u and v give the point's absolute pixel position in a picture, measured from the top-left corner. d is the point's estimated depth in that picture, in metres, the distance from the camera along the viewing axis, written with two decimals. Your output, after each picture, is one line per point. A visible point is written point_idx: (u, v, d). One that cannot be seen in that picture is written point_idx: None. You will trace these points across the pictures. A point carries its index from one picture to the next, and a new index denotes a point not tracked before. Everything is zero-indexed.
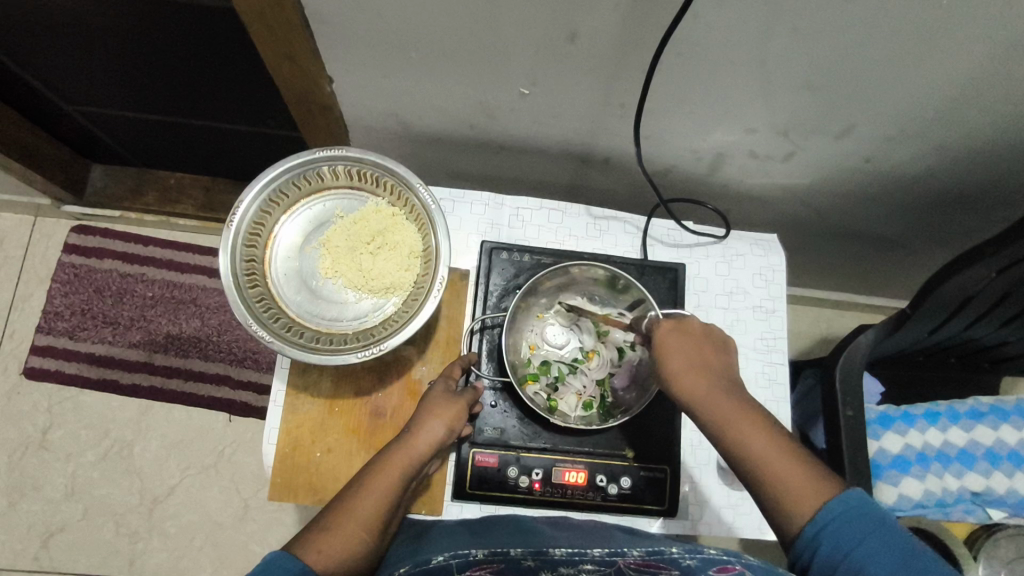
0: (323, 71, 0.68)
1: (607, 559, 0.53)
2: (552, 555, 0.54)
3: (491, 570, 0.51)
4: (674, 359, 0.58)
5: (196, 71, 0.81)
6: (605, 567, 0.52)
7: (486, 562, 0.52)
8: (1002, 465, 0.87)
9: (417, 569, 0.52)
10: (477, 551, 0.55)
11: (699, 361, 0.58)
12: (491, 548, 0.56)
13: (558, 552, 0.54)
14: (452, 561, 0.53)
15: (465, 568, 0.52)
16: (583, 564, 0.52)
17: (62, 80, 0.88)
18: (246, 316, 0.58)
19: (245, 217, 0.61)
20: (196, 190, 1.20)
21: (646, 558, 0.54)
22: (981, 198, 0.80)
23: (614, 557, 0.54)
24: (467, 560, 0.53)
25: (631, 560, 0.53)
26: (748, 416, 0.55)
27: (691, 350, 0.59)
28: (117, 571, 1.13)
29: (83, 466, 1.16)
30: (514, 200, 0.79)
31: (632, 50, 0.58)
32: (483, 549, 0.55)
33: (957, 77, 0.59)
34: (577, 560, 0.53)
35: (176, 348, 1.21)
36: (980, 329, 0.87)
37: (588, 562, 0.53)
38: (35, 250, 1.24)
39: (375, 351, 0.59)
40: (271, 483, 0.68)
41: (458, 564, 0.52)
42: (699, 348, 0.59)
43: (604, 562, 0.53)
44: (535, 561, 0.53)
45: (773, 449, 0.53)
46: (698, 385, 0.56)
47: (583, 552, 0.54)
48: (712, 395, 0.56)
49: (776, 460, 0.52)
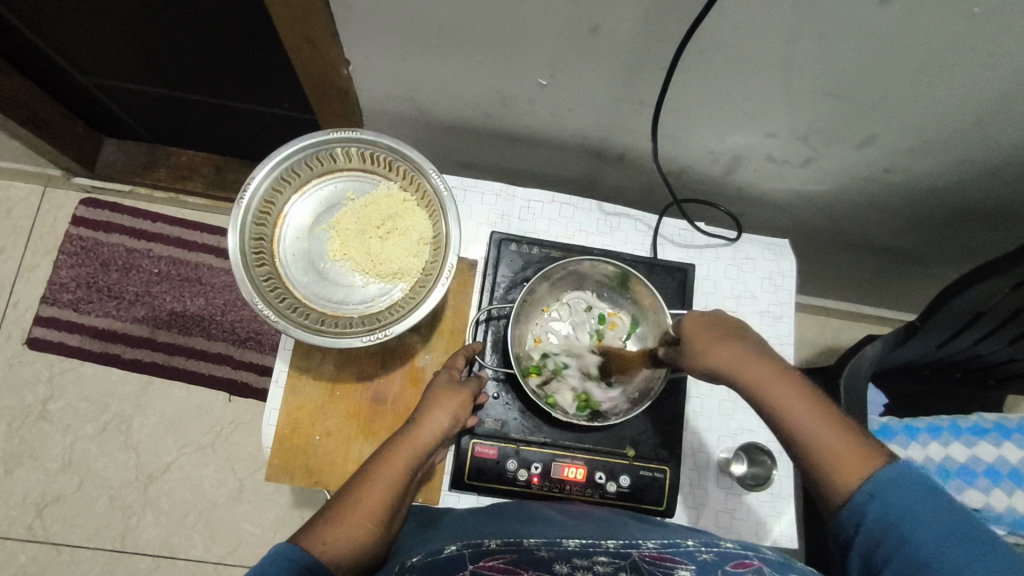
0: (341, 54, 0.67)
1: (620, 551, 0.53)
2: (565, 546, 0.53)
3: (504, 560, 0.50)
4: (701, 339, 0.58)
5: (213, 47, 0.80)
6: (619, 560, 0.51)
7: (498, 552, 0.52)
8: (1002, 482, 0.86)
9: (429, 560, 0.51)
10: (489, 541, 0.54)
11: (728, 337, 0.58)
12: (504, 538, 0.55)
13: (571, 543, 0.53)
14: (465, 550, 0.52)
15: (477, 557, 0.51)
16: (596, 556, 0.52)
17: (79, 51, 0.88)
18: (253, 295, 0.58)
19: (256, 194, 0.61)
20: (208, 169, 1.20)
21: (660, 550, 0.53)
22: (998, 213, 0.80)
23: (629, 548, 0.53)
24: (479, 550, 0.52)
25: (645, 552, 0.53)
26: (786, 389, 0.54)
27: (715, 328, 0.58)
28: (110, 544, 1.13)
29: (81, 438, 1.16)
30: (526, 193, 0.78)
31: (653, 47, 0.57)
32: (495, 539, 0.55)
33: (983, 91, 0.58)
34: (590, 551, 0.53)
35: (179, 325, 1.21)
36: (988, 346, 0.86)
37: (601, 554, 0.52)
38: (44, 220, 1.24)
39: (381, 336, 0.59)
40: (269, 464, 0.68)
41: (470, 555, 0.51)
42: (724, 327, 0.59)
43: (618, 555, 0.52)
44: (548, 551, 0.52)
45: (820, 424, 0.52)
46: (729, 360, 0.56)
47: (597, 544, 0.54)
48: (747, 369, 0.55)
49: (822, 437, 0.51)
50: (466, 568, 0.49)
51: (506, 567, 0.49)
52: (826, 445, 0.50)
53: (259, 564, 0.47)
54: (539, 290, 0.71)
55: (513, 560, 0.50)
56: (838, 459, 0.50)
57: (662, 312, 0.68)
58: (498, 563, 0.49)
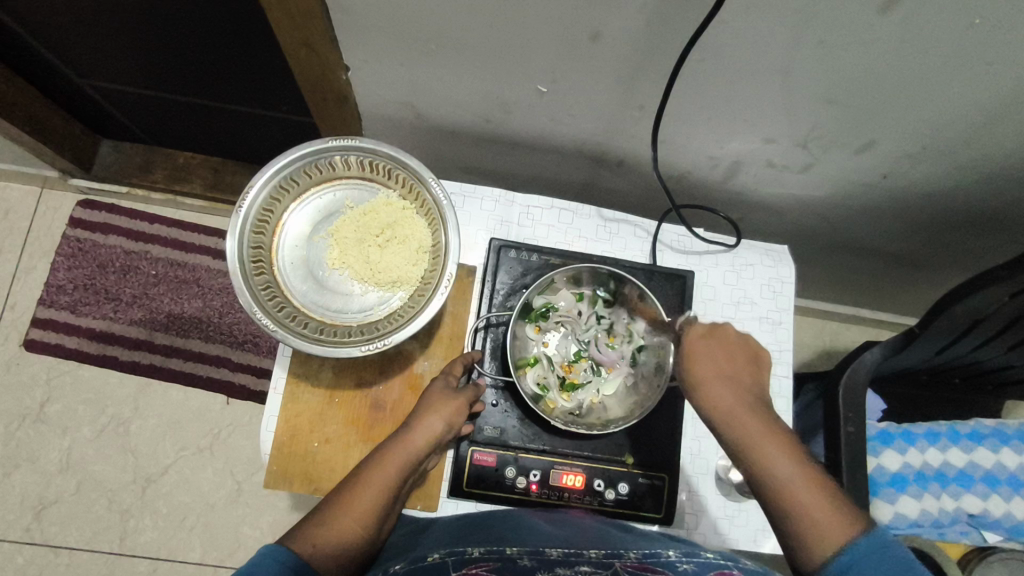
0: (340, 59, 0.67)
1: (603, 561, 0.52)
2: (549, 555, 0.53)
3: (486, 569, 0.50)
4: (705, 366, 0.58)
5: (211, 51, 0.80)
6: (602, 569, 0.50)
7: (481, 561, 0.51)
8: (1000, 488, 0.87)
9: (412, 566, 0.51)
10: (473, 548, 0.54)
11: (729, 372, 0.58)
12: (487, 546, 0.55)
13: (554, 552, 0.53)
14: (448, 558, 0.52)
15: (460, 566, 0.50)
16: (579, 566, 0.51)
17: (76, 53, 0.88)
18: (251, 305, 0.58)
19: (254, 203, 0.61)
20: (205, 170, 1.19)
21: (643, 561, 0.53)
22: (996, 219, 0.80)
23: (611, 558, 0.53)
24: (463, 559, 0.52)
25: (627, 562, 0.52)
26: (777, 437, 0.55)
27: (720, 365, 0.58)
28: (107, 547, 1.13)
29: (78, 441, 1.16)
30: (525, 198, 0.78)
31: (655, 54, 0.57)
32: (479, 546, 0.54)
33: (982, 100, 0.58)
34: (573, 560, 0.52)
35: (177, 327, 1.21)
36: (987, 351, 0.86)
37: (584, 564, 0.51)
38: (41, 222, 1.23)
39: (380, 345, 0.59)
40: (267, 471, 0.68)
41: (454, 563, 0.51)
42: (727, 364, 0.59)
43: (601, 564, 0.51)
44: (531, 560, 0.51)
45: (798, 475, 0.53)
46: (725, 398, 0.56)
47: (580, 553, 0.53)
48: (739, 409, 0.56)
49: (803, 489, 0.52)
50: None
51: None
52: (804, 496, 0.52)
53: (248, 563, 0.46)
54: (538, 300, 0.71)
55: (495, 569, 0.50)
56: (814, 503, 0.52)
57: (661, 321, 0.68)
58: (480, 572, 0.49)
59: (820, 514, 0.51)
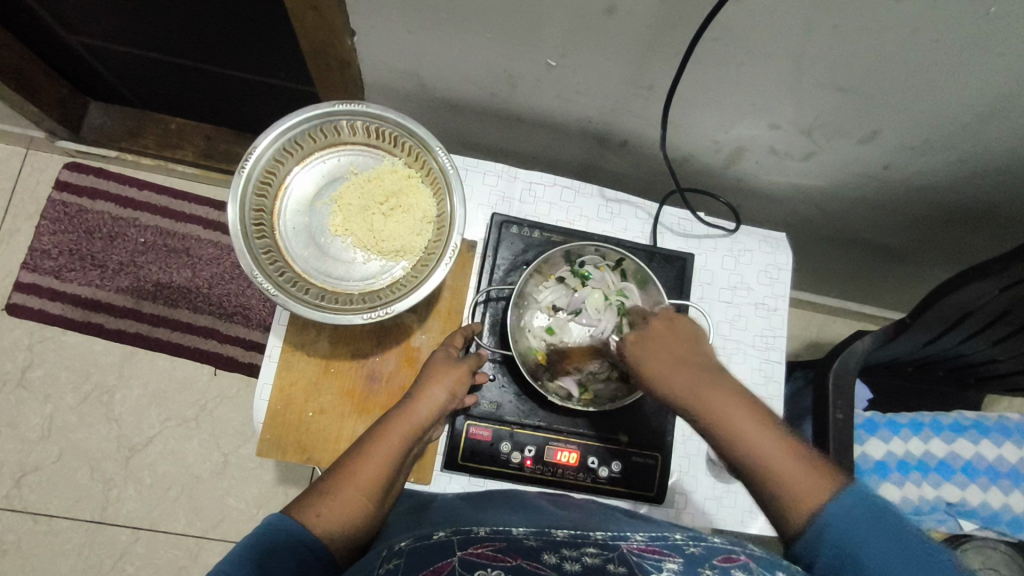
0: (346, 24, 0.65)
1: (608, 544, 0.50)
2: (554, 536, 0.51)
3: (492, 547, 0.47)
4: (657, 354, 0.59)
5: (210, 12, 0.78)
6: (608, 551, 0.48)
7: (487, 539, 0.49)
8: (978, 478, 0.89)
9: (417, 544, 0.49)
10: (478, 529, 0.52)
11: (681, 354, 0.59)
12: (491, 527, 0.53)
13: (560, 534, 0.52)
14: (453, 537, 0.50)
15: (465, 544, 0.48)
16: (585, 547, 0.49)
17: (68, 8, 0.85)
18: (252, 267, 0.57)
19: (257, 164, 0.60)
20: (198, 137, 1.16)
21: (649, 544, 0.51)
22: (989, 214, 0.81)
23: (618, 542, 0.51)
24: (468, 537, 0.50)
25: (633, 545, 0.50)
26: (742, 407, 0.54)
27: (670, 345, 0.59)
28: (88, 515, 1.11)
29: (61, 408, 1.14)
30: (527, 174, 0.78)
31: (668, 32, 0.57)
32: (485, 527, 0.52)
33: (989, 91, 0.58)
34: (579, 543, 0.50)
35: (164, 297, 1.19)
36: (972, 345, 0.87)
37: (590, 546, 0.49)
38: (25, 184, 1.20)
39: (382, 313, 0.58)
40: (260, 438, 0.68)
41: (459, 540, 0.49)
42: (682, 342, 0.60)
43: (606, 546, 0.49)
44: (537, 541, 0.50)
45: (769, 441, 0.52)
46: (679, 376, 0.57)
47: (586, 536, 0.52)
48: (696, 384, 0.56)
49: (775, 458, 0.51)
50: (454, 553, 0.46)
51: (494, 553, 0.46)
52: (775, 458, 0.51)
53: (253, 534, 0.48)
54: (541, 288, 0.71)
55: (502, 547, 0.47)
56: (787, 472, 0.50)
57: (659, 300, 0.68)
58: (486, 550, 0.46)
59: (797, 473, 0.50)
